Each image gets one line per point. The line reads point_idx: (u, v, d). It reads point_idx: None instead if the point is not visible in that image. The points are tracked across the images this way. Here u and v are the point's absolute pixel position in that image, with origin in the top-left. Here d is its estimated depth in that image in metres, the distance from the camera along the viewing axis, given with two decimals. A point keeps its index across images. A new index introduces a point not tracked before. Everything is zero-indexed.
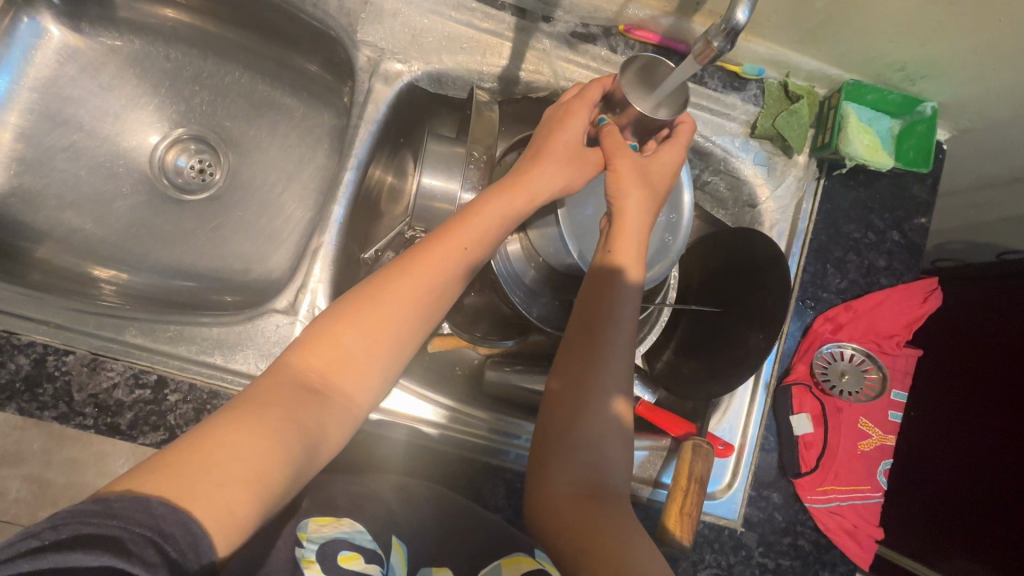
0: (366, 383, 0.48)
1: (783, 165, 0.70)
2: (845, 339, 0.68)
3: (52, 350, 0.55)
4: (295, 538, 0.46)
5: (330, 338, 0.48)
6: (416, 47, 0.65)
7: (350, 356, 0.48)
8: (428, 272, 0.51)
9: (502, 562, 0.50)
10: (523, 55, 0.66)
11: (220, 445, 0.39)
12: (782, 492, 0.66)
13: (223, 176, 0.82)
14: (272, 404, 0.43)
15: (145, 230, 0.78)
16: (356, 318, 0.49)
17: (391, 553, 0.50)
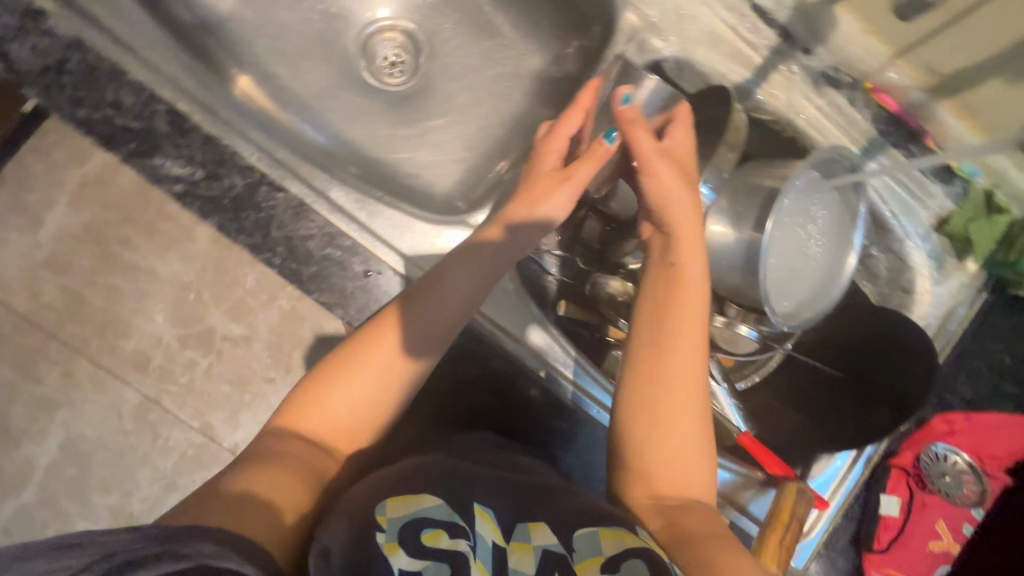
0: (355, 389, 0.51)
1: (951, 266, 0.73)
2: (955, 445, 0.70)
3: (266, 180, 0.55)
4: (375, 522, 0.43)
5: (331, 380, 0.51)
6: (678, 30, 0.66)
7: (354, 388, 0.50)
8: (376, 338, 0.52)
9: (602, 532, 0.46)
10: (768, 75, 0.68)
11: (269, 476, 0.44)
12: (846, 559, 0.70)
13: (415, 79, 0.82)
14: (283, 452, 0.47)
15: (331, 102, 0.79)
16: (349, 368, 0.51)
17: (477, 520, 0.46)
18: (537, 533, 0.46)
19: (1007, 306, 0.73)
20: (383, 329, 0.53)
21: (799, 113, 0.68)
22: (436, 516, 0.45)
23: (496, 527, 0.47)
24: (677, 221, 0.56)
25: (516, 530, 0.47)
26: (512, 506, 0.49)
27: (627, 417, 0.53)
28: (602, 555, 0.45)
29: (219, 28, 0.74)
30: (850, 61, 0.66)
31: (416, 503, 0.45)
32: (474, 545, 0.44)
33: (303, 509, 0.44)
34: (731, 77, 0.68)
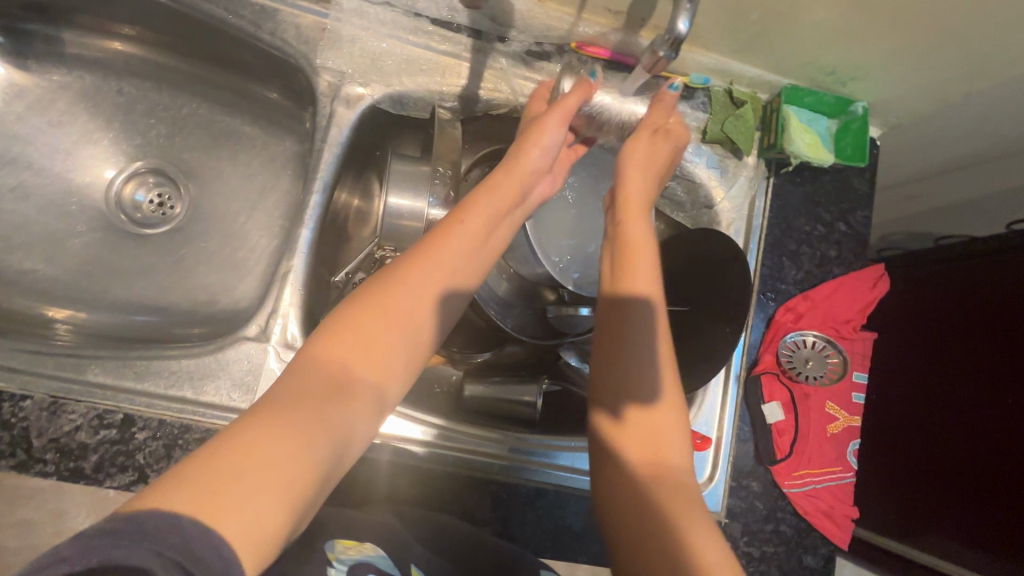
0: (390, 367, 0.43)
1: (734, 167, 0.74)
2: (806, 327, 0.71)
3: (7, 396, 0.53)
4: (326, 556, 0.42)
5: (365, 308, 0.43)
6: (377, 71, 0.67)
7: (373, 329, 0.42)
8: (426, 269, 0.47)
9: None
10: (481, 74, 0.68)
11: (276, 446, 0.34)
12: (761, 480, 0.68)
13: (183, 209, 0.80)
14: (302, 403, 0.37)
15: (102, 270, 0.76)
16: (380, 309, 0.43)
17: None
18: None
19: (798, 180, 0.75)
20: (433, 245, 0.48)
21: (525, 95, 0.69)
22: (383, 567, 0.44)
23: None
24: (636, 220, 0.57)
25: None
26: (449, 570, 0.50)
27: (606, 395, 0.53)
28: None
29: None
30: (543, 32, 0.67)
31: (362, 552, 0.45)
32: None
33: (311, 483, 0.35)
34: (448, 90, 0.68)
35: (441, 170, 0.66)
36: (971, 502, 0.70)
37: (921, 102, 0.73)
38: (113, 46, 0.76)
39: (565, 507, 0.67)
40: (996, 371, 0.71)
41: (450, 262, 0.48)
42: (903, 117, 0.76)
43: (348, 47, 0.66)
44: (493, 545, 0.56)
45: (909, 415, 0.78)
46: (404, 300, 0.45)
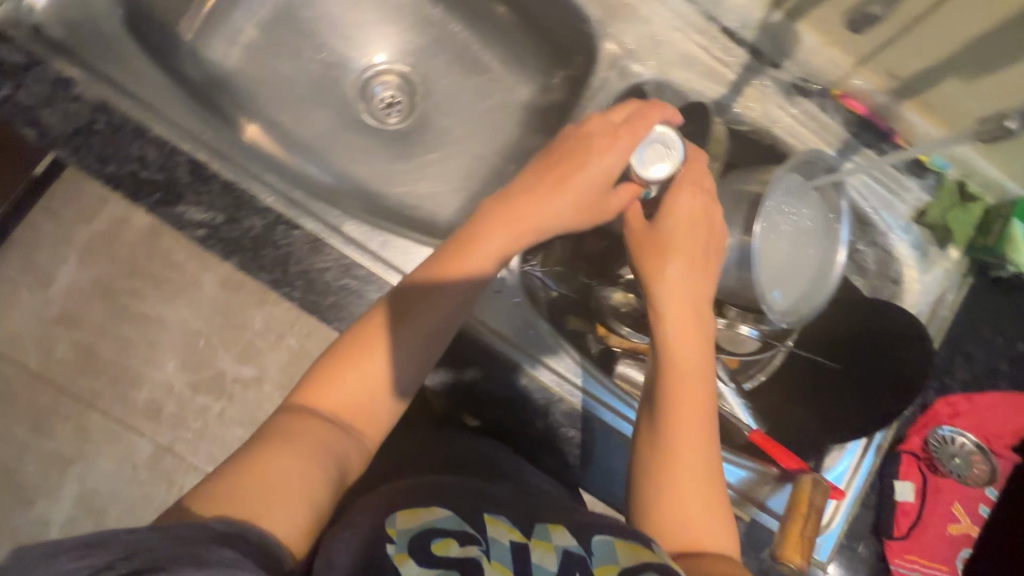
0: (385, 402, 0.54)
1: (935, 256, 0.76)
2: (961, 426, 0.72)
3: (282, 220, 0.59)
4: (383, 534, 0.44)
5: (328, 377, 0.53)
6: (656, 54, 0.71)
7: (359, 371, 0.53)
8: (428, 312, 0.55)
9: (617, 542, 0.46)
10: (743, 91, 0.73)
11: (281, 462, 0.46)
12: (868, 548, 0.70)
13: (397, 124, 0.85)
14: (297, 431, 0.49)
15: (336, 143, 0.83)
16: (363, 351, 0.53)
17: (488, 528, 0.47)
18: (558, 533, 0.47)
19: (985, 290, 0.78)
20: (441, 299, 0.55)
21: (775, 122, 0.73)
22: (448, 525, 0.46)
23: (512, 527, 0.48)
24: (669, 240, 0.57)
25: (534, 531, 0.48)
26: (525, 514, 0.50)
27: (643, 456, 0.54)
28: (617, 565, 0.44)
29: (226, 82, 0.79)
30: (816, 72, 0.71)
31: (427, 514, 0.47)
32: (486, 549, 0.45)
33: (325, 490, 0.47)
34: (707, 94, 0.73)
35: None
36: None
37: None
38: None
39: None
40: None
41: (437, 298, 0.55)
42: None
43: (640, 25, 0.71)
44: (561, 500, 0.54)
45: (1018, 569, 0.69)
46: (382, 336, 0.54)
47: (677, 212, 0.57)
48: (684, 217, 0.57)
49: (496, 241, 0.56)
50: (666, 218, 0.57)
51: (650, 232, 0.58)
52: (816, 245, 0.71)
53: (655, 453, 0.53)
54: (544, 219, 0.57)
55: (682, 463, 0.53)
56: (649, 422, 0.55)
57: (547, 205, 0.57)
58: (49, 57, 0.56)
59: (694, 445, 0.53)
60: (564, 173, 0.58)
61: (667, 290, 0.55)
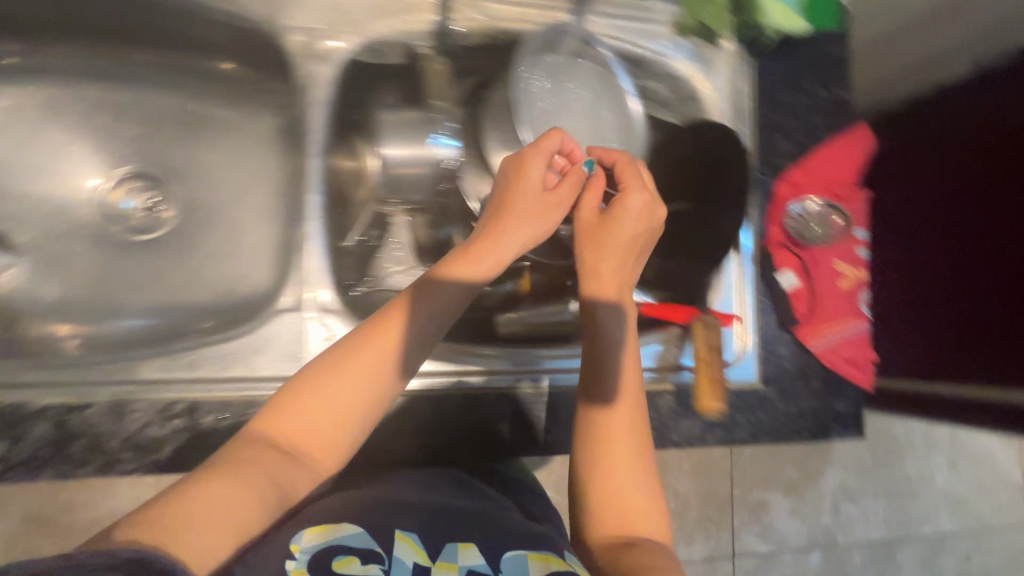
0: (346, 436, 0.48)
1: (713, 55, 0.75)
2: (806, 195, 0.74)
3: (68, 408, 0.54)
4: (286, 550, 0.42)
5: (298, 397, 0.47)
6: (344, 21, 0.65)
7: (305, 398, 0.47)
8: (356, 372, 0.48)
9: (529, 555, 0.48)
10: (451, 5, 0.67)
11: (223, 494, 0.40)
12: (787, 344, 0.72)
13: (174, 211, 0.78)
14: (247, 466, 0.42)
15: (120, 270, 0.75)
16: (337, 376, 0.48)
17: (397, 543, 0.46)
18: (400, 545, 0.46)
19: (782, 56, 0.76)
20: (376, 328, 0.50)
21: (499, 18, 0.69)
22: (352, 543, 0.44)
23: (419, 547, 0.47)
24: (507, 232, 0.56)
25: (443, 551, 0.47)
26: (441, 529, 0.49)
27: (597, 506, 0.52)
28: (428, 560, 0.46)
29: None
30: None
31: (335, 531, 0.45)
32: (388, 568, 0.43)
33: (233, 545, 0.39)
34: (419, 28, 0.67)
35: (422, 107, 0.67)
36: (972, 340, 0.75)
37: None
38: (63, 50, 0.74)
39: None
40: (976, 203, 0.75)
41: (366, 347, 0.49)
42: None
43: (311, 1, 0.64)
44: (542, 530, 0.53)
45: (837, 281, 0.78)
46: (352, 371, 0.48)
47: (585, 213, 0.60)
48: (623, 235, 0.58)
49: (422, 319, 0.52)
50: (536, 221, 0.57)
51: (500, 207, 0.57)
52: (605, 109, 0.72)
53: (628, 523, 0.51)
54: (533, 232, 0.57)
55: (615, 460, 0.53)
56: (622, 450, 0.53)
57: (414, 321, 0.51)
58: None
59: (633, 486, 0.52)
60: (488, 251, 0.55)
61: (617, 327, 0.57)
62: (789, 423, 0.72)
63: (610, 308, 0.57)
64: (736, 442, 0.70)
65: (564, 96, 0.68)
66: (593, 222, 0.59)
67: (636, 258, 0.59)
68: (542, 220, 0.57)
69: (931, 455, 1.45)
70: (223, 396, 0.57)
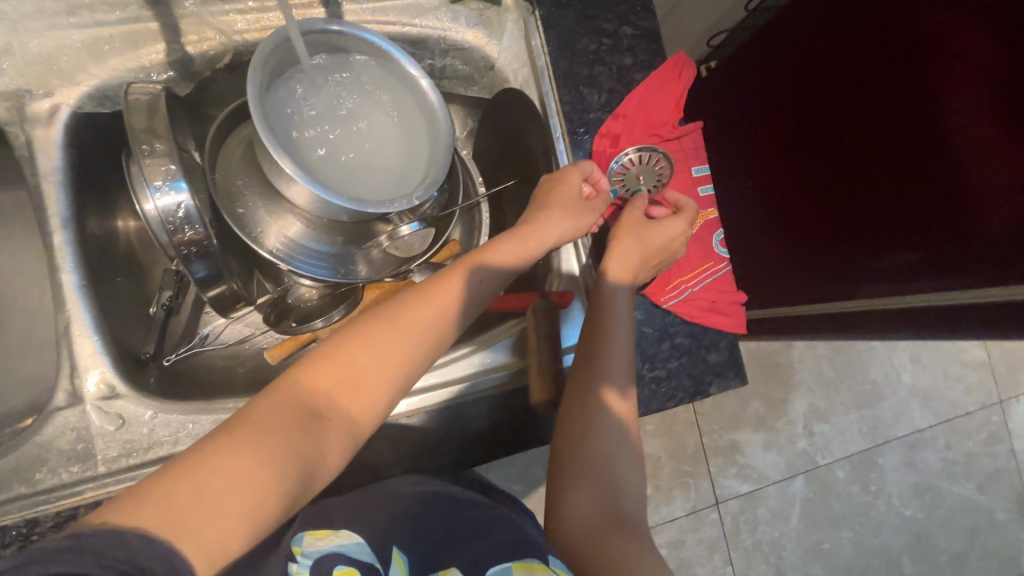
0: (370, 403, 0.42)
1: (496, 16, 0.68)
2: (627, 147, 0.69)
3: None
4: (290, 552, 0.44)
5: (348, 347, 0.42)
6: (56, 73, 0.58)
7: (368, 345, 0.43)
8: (414, 326, 0.45)
9: (516, 566, 0.47)
10: (178, 28, 0.60)
11: (252, 463, 0.35)
12: (642, 307, 0.67)
13: None
14: (274, 429, 0.37)
15: None
16: (368, 340, 0.43)
17: (392, 565, 0.47)
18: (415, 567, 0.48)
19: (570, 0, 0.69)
20: (384, 315, 0.45)
21: (238, 31, 0.62)
22: (355, 554, 0.46)
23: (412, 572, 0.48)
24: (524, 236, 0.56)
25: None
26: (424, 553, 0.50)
27: (597, 479, 0.50)
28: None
29: None
30: None
31: (336, 539, 0.47)
32: None
33: (248, 542, 0.34)
34: (150, 62, 0.60)
35: (145, 147, 0.52)
36: (900, 244, 0.67)
37: None
38: None
39: (466, 415, 0.63)
40: (845, 110, 0.71)
41: (401, 317, 0.45)
42: None
43: (8, 58, 0.56)
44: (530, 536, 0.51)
45: (816, 184, 0.77)
46: (362, 346, 0.43)
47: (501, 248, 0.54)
48: (635, 242, 0.61)
49: (426, 312, 0.46)
50: (563, 222, 0.59)
51: (543, 195, 0.60)
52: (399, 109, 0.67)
53: (620, 508, 0.49)
54: (523, 251, 0.55)
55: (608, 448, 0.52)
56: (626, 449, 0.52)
57: (454, 289, 0.49)
58: None
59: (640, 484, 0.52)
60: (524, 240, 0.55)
61: (616, 310, 0.58)
62: (660, 389, 0.67)
63: (629, 286, 0.60)
64: None
65: (336, 111, 0.65)
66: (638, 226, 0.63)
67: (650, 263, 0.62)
68: (559, 224, 0.58)
69: (886, 356, 1.43)
70: (4, 521, 0.51)
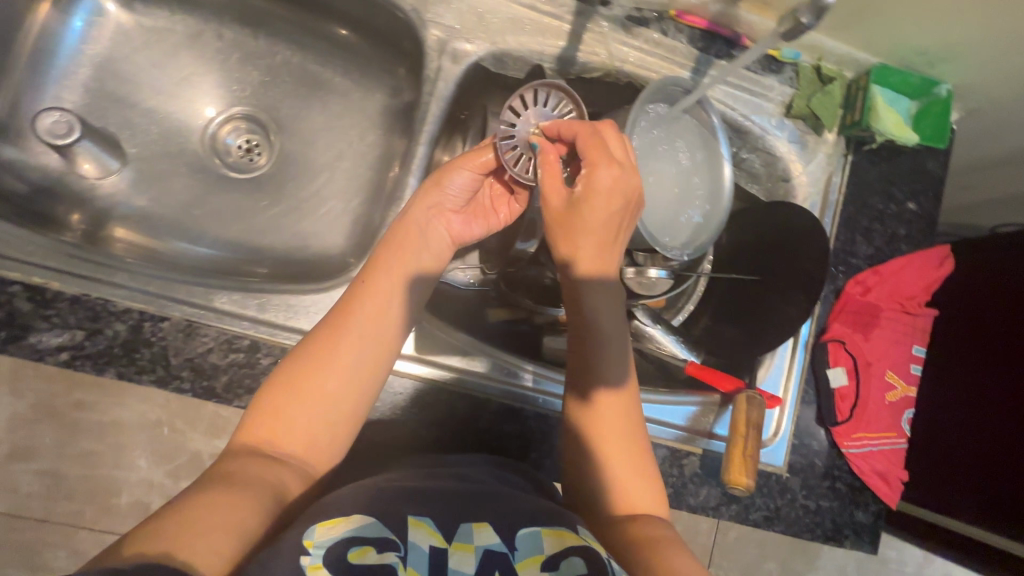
0: (326, 390, 0.52)
1: (814, 143, 0.76)
2: (874, 301, 0.74)
3: (148, 316, 0.57)
4: (301, 547, 0.41)
5: (296, 379, 0.51)
6: (483, 28, 0.68)
7: (311, 368, 0.52)
8: (340, 324, 0.54)
9: (543, 530, 0.48)
10: (582, 38, 0.70)
11: (228, 500, 0.42)
12: (821, 440, 0.73)
13: (270, 158, 0.83)
14: (241, 469, 0.46)
15: (211, 202, 0.80)
16: (316, 357, 0.52)
17: (411, 531, 0.46)
18: (480, 533, 0.47)
19: (880, 161, 0.77)
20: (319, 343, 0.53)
21: (622, 60, 0.71)
22: (367, 533, 0.44)
23: (434, 530, 0.47)
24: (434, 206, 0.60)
25: (458, 532, 0.47)
26: (451, 509, 0.49)
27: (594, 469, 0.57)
28: (541, 555, 0.46)
29: (61, 183, 0.74)
30: None
31: (346, 524, 0.44)
32: (404, 553, 0.44)
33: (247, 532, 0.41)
34: (545, 51, 0.70)
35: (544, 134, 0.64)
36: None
37: (1004, 88, 0.72)
38: None
39: None
40: None
41: (345, 322, 0.54)
42: (988, 121, 0.78)
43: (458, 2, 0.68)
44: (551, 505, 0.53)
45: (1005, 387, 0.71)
46: (314, 362, 0.52)
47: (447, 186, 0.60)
48: (602, 203, 0.53)
49: (358, 316, 0.54)
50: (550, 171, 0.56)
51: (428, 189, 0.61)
52: (698, 171, 0.74)
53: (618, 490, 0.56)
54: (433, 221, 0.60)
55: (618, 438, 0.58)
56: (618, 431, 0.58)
57: (379, 279, 0.56)
58: None
59: (637, 473, 0.57)
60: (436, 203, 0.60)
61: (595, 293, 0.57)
62: (806, 518, 0.71)
63: (597, 285, 0.57)
64: (749, 523, 0.70)
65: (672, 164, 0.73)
66: (565, 212, 0.54)
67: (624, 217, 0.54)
68: (460, 175, 0.60)
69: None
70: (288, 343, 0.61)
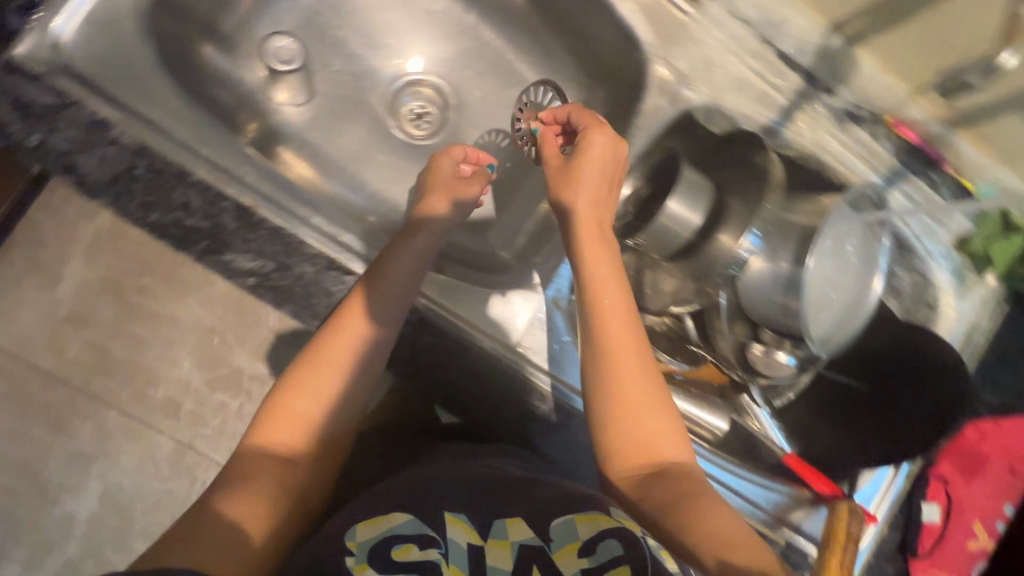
0: (323, 397, 0.53)
1: (971, 282, 0.77)
2: (984, 450, 0.76)
3: (334, 265, 0.57)
4: (345, 546, 0.48)
5: (295, 384, 0.53)
6: (708, 81, 0.69)
7: (313, 377, 0.53)
8: (339, 332, 0.55)
9: (577, 517, 0.50)
10: (795, 116, 0.71)
11: (242, 506, 0.47)
12: (895, 566, 0.73)
13: (439, 129, 0.82)
14: (255, 475, 0.50)
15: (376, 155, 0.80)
16: (312, 365, 0.54)
17: (449, 528, 0.50)
18: (514, 529, 0.51)
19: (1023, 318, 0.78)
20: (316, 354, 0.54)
21: (825, 149, 0.71)
22: (406, 530, 0.49)
23: (471, 527, 0.51)
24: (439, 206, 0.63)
25: (493, 529, 0.51)
26: (480, 508, 0.53)
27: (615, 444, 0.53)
28: (577, 542, 0.49)
29: (252, 99, 0.75)
30: (871, 98, 0.69)
31: (387, 524, 0.49)
32: (445, 551, 0.48)
33: (254, 541, 0.47)
34: (757, 118, 0.70)
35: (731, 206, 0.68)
36: None
37: None
38: None
39: None
40: None
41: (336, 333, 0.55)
42: None
43: (693, 50, 0.69)
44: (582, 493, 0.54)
45: None
46: (316, 367, 0.54)
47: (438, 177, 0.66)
48: (590, 171, 0.59)
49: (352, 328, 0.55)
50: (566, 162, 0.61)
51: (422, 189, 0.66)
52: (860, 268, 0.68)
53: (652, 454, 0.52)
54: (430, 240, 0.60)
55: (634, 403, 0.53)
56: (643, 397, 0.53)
57: (384, 296, 0.56)
58: (85, 97, 0.53)
59: (656, 426, 0.53)
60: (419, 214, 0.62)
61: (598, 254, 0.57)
62: None
63: (593, 236, 0.58)
64: None
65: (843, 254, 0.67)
66: (561, 168, 0.61)
67: (610, 183, 0.61)
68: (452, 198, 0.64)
69: None
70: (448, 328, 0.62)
